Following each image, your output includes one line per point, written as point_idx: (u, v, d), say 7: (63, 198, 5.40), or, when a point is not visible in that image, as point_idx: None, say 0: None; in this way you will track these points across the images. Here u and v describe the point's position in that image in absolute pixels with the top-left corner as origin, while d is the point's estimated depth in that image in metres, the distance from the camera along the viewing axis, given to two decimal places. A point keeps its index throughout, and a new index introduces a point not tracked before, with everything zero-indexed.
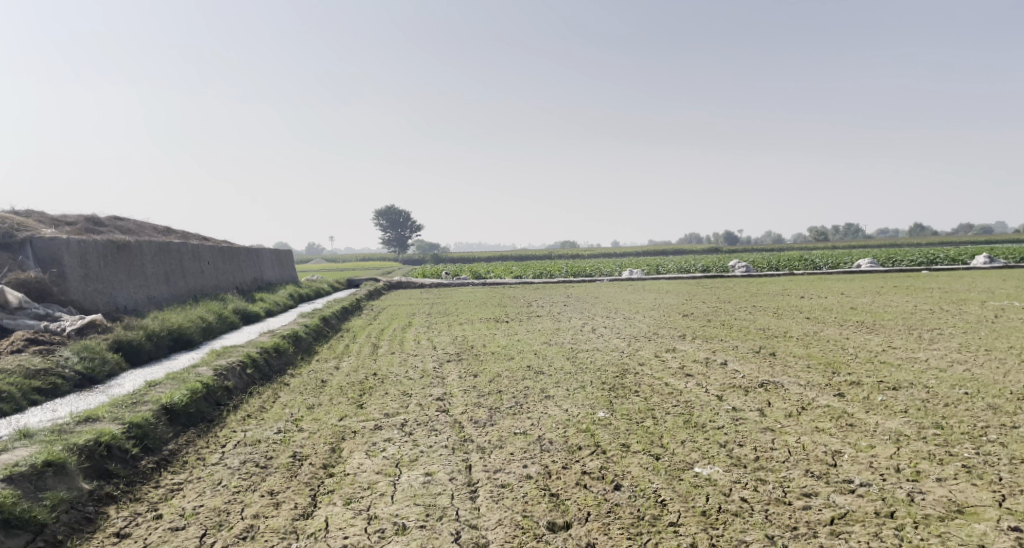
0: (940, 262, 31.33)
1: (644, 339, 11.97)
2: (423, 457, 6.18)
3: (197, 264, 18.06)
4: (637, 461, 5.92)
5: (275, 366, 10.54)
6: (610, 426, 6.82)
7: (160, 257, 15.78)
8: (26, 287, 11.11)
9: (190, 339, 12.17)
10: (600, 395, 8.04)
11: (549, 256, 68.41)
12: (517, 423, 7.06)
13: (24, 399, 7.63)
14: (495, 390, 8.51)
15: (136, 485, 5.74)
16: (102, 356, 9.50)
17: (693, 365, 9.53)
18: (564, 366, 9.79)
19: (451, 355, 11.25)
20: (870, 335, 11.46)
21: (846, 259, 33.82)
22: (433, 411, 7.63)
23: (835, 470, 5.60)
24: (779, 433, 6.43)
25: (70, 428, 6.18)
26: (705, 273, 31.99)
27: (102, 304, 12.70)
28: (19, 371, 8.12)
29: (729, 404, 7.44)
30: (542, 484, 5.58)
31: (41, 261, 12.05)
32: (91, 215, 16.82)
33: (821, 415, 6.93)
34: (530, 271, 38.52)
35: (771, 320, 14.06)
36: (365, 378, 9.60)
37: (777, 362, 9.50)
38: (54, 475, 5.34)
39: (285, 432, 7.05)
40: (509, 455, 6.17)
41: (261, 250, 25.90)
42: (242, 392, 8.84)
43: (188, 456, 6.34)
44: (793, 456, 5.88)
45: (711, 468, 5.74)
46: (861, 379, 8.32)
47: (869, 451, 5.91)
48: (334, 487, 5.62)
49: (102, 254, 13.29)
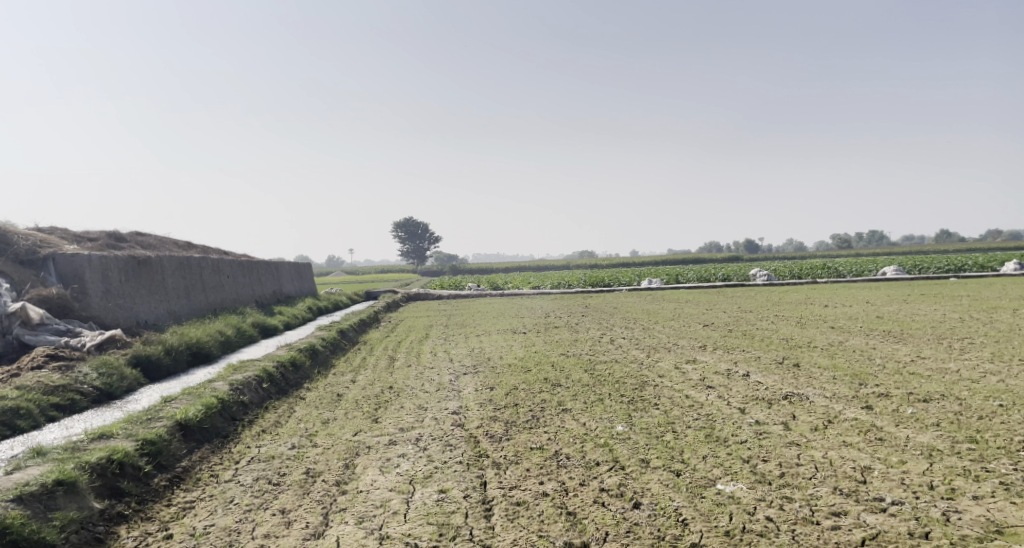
0: (968, 269, 30.56)
1: (664, 350, 11.75)
2: (438, 474, 6.06)
3: (216, 278, 18.18)
4: (657, 477, 5.74)
5: (291, 381, 10.50)
6: (629, 440, 6.65)
7: (180, 272, 15.90)
8: (47, 303, 11.22)
9: (208, 353, 12.20)
10: (619, 408, 7.87)
11: (567, 265, 68.10)
12: (533, 437, 6.91)
13: (42, 415, 7.65)
14: (512, 403, 8.38)
15: (148, 503, 5.70)
16: (120, 371, 9.53)
17: (714, 377, 9.31)
18: (582, 378, 9.62)
19: (468, 367, 11.14)
20: (898, 344, 11.13)
21: (870, 266, 33.18)
22: (448, 425, 7.51)
23: (865, 487, 5.37)
24: (805, 448, 6.21)
25: (83, 445, 6.17)
26: (726, 282, 31.59)
27: (123, 319, 12.80)
28: (37, 388, 8.15)
29: (752, 418, 7.22)
30: (559, 502, 5.42)
31: (63, 277, 12.20)
32: (112, 232, 17.02)
33: (849, 429, 6.69)
34: (548, 281, 38.35)
35: (794, 329, 13.76)
36: (381, 392, 9.52)
37: (801, 373, 9.26)
38: (65, 494, 5.30)
39: (299, 447, 6.97)
40: (525, 471, 6.03)
41: (280, 263, 26.08)
42: (257, 406, 8.81)
43: (201, 473, 6.28)
44: (820, 472, 5.66)
45: (734, 485, 5.54)
46: (889, 391, 8.05)
47: (900, 466, 5.67)
48: (346, 505, 5.51)
49: (123, 270, 13.42)
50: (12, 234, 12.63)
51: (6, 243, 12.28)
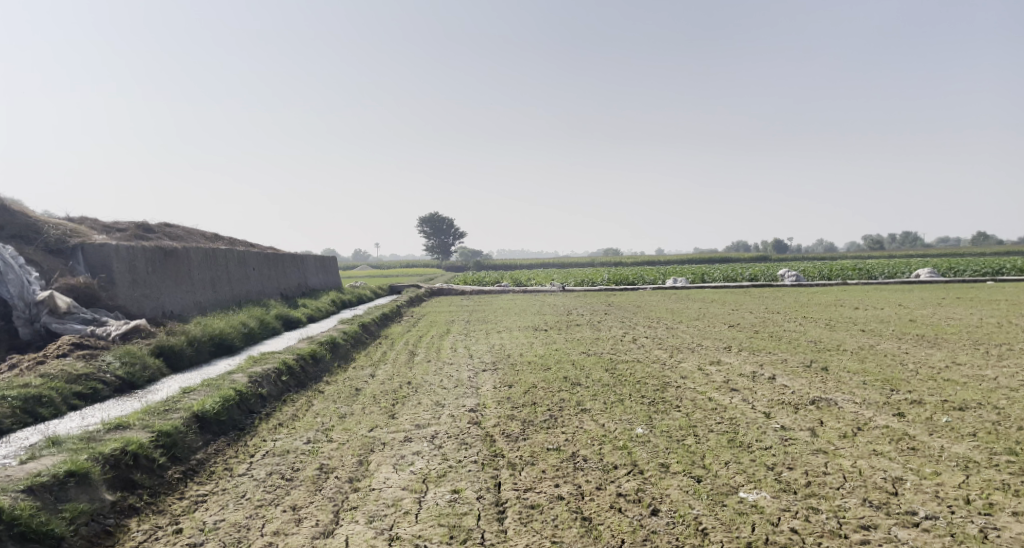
0: (1004, 272, 29.64)
1: (687, 351, 11.50)
2: (451, 473, 5.95)
3: (242, 269, 18.32)
4: (677, 483, 5.55)
5: (311, 374, 10.48)
6: (648, 443, 6.47)
7: (206, 263, 16.04)
8: (75, 293, 11.37)
9: (231, 344, 12.25)
10: (639, 409, 7.67)
11: (592, 262, 67.74)
12: (551, 438, 6.78)
13: (64, 403, 7.73)
14: (530, 402, 8.23)
15: (160, 496, 5.70)
16: (143, 361, 9.60)
17: (739, 380, 9.05)
18: (603, 378, 9.43)
19: (487, 364, 11.03)
20: (931, 350, 10.72)
21: (903, 268, 32.27)
22: (464, 423, 7.40)
23: (896, 499, 5.12)
24: (833, 456, 5.97)
25: (99, 435, 6.19)
26: (753, 282, 31.04)
27: (149, 309, 12.93)
28: (61, 376, 8.24)
29: (778, 423, 6.98)
30: (574, 506, 5.28)
31: (91, 266, 12.35)
32: (141, 223, 17.24)
33: (879, 437, 6.41)
34: (572, 278, 38.06)
35: (823, 332, 13.38)
36: (399, 387, 9.44)
37: (830, 377, 8.96)
38: (76, 486, 5.32)
39: (314, 442, 6.92)
40: (541, 473, 5.89)
41: (306, 256, 26.27)
42: (275, 399, 8.81)
43: (216, 466, 6.27)
44: (849, 482, 5.42)
45: (758, 493, 5.32)
46: (922, 398, 7.72)
47: (934, 478, 5.40)
48: (357, 504, 5.43)
49: (149, 260, 13.56)
50: (43, 224, 12.86)
51: (37, 232, 12.47)
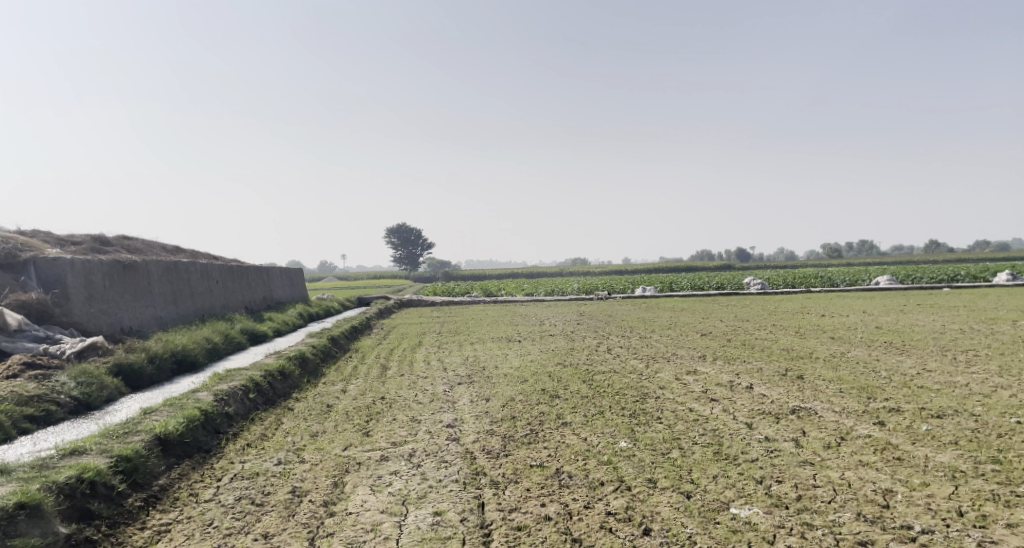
0: (960, 279, 30.56)
1: (663, 361, 11.45)
2: (432, 494, 5.69)
3: (204, 283, 17.72)
4: (667, 500, 5.41)
5: (279, 391, 10.07)
6: (633, 458, 6.31)
7: (166, 277, 15.44)
8: (26, 309, 10.79)
9: (194, 361, 11.73)
10: (621, 421, 7.53)
11: (562, 274, 67.99)
12: (533, 454, 6.57)
13: (14, 427, 7.25)
14: (509, 416, 8.00)
15: (120, 527, 5.32)
16: (100, 381, 9.10)
17: (717, 389, 9.00)
18: (581, 389, 9.26)
19: (463, 377, 10.78)
20: (902, 356, 10.85)
21: (864, 274, 34.02)
22: (443, 440, 7.15)
23: (889, 513, 5.06)
24: (820, 468, 5.89)
25: (52, 462, 5.78)
26: (721, 290, 31.48)
27: (106, 325, 12.35)
28: (10, 398, 7.74)
29: (761, 434, 6.90)
30: (563, 527, 5.08)
31: (44, 281, 11.75)
32: (97, 236, 16.57)
33: (864, 446, 6.38)
34: (542, 287, 38.19)
35: (794, 339, 13.50)
36: (372, 403, 9.14)
37: (807, 386, 8.96)
38: (27, 519, 4.92)
39: (286, 463, 6.58)
40: (526, 491, 5.68)
41: (272, 270, 25.69)
42: (243, 418, 8.40)
43: (180, 492, 5.90)
44: (840, 495, 5.35)
45: (750, 509, 5.21)
46: (900, 406, 7.74)
47: (923, 489, 5.36)
48: (334, 530, 5.14)
49: (106, 274, 12.97)
50: None
51: None
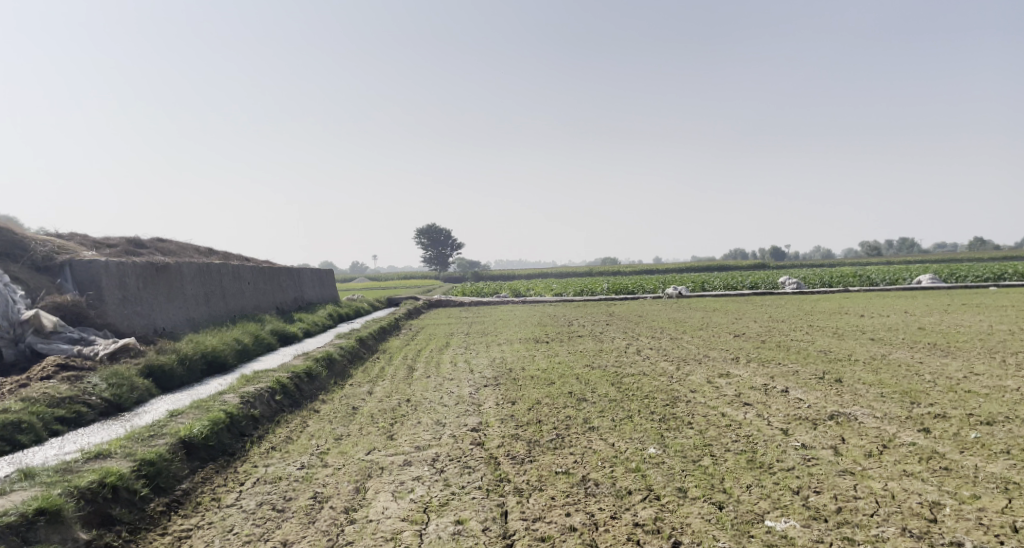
0: (1008, 277, 29.31)
1: (694, 363, 11.15)
2: (454, 502, 5.55)
3: (236, 284, 17.93)
4: (698, 511, 5.18)
5: (306, 392, 10.07)
6: (663, 465, 6.08)
7: (199, 278, 15.65)
8: (61, 310, 10.99)
9: (223, 363, 11.82)
10: (650, 427, 7.29)
11: (591, 273, 67.23)
12: (559, 460, 6.38)
13: (45, 429, 7.35)
14: (535, 420, 7.83)
15: (141, 533, 5.31)
16: (130, 382, 9.20)
17: (751, 393, 8.69)
18: (610, 393, 9.02)
19: (489, 378, 10.66)
20: (947, 358, 10.35)
21: (905, 273, 31.98)
22: (467, 444, 7.01)
23: (937, 528, 4.76)
24: (861, 478, 5.58)
25: (77, 466, 5.81)
26: (755, 289, 30.74)
27: (140, 326, 12.54)
28: (43, 400, 7.86)
29: (798, 441, 6.60)
30: (589, 538, 4.90)
31: (79, 283, 11.96)
32: (132, 239, 16.87)
33: (908, 455, 6.04)
34: (571, 287, 37.75)
35: (831, 340, 13.05)
36: (398, 405, 9.06)
37: (846, 389, 8.60)
38: (47, 525, 4.93)
39: (308, 467, 6.52)
40: (550, 500, 5.50)
41: (303, 270, 25.94)
42: (268, 420, 8.39)
43: (202, 496, 5.89)
44: (883, 508, 5.05)
45: (786, 522, 4.95)
46: (947, 412, 7.34)
47: (974, 503, 5.04)
48: (354, 538, 5.05)
49: (140, 276, 13.17)
50: (29, 240, 12.45)
51: (24, 249, 12.07)
